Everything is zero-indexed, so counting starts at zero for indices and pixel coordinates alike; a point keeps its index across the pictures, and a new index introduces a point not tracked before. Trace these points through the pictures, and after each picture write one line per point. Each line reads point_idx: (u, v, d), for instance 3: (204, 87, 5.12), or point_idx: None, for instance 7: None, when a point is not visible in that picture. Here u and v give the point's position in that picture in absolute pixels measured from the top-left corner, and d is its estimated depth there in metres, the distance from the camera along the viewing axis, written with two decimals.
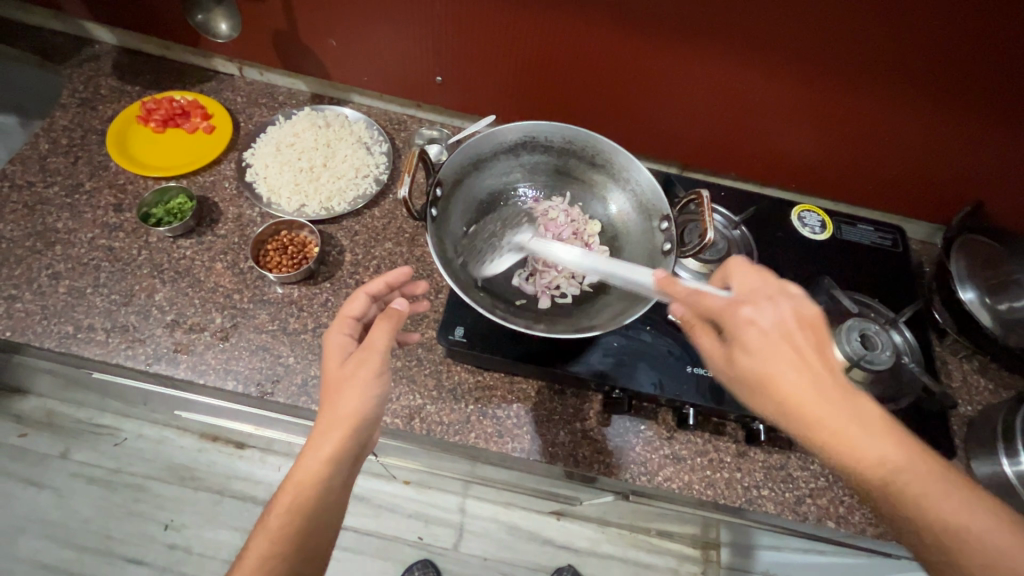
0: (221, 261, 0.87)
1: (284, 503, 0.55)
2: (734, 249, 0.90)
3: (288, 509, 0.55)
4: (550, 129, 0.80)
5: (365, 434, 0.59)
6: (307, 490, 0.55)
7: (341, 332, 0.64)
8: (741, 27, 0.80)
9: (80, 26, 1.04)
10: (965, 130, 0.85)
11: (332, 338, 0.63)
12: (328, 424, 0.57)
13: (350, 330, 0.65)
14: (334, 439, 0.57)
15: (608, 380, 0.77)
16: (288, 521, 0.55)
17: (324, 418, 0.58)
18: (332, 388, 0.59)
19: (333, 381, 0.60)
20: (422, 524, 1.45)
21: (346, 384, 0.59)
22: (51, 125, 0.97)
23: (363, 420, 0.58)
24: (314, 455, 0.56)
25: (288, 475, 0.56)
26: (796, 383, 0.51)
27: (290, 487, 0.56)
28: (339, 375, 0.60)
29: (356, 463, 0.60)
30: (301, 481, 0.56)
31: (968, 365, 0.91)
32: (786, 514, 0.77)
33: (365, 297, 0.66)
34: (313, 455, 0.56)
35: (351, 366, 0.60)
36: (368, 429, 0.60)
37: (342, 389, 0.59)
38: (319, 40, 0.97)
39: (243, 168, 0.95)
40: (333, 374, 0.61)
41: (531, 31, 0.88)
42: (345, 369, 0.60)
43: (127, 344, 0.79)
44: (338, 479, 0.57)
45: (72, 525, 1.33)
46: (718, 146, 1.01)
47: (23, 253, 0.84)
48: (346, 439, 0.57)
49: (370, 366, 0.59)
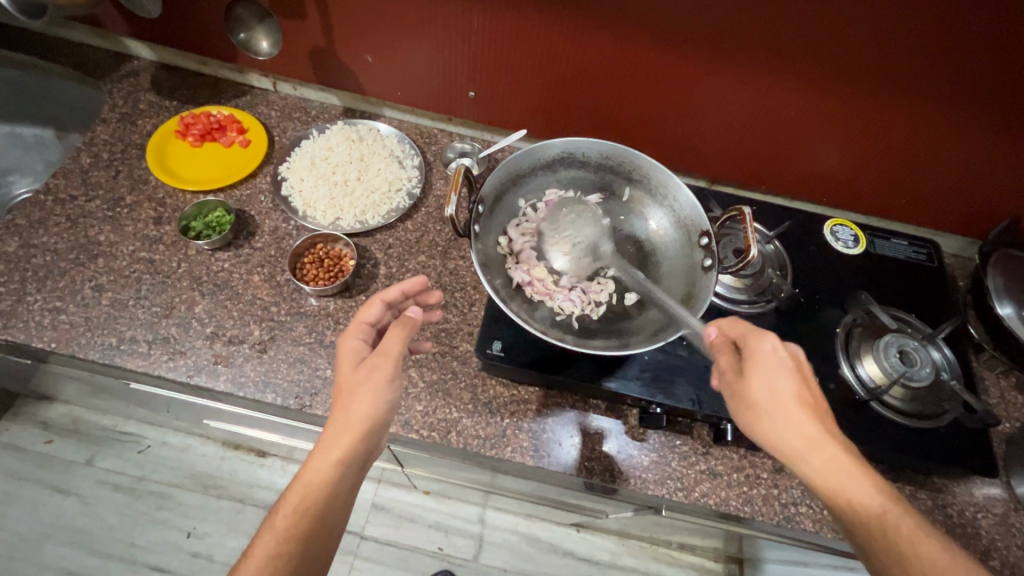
0: (258, 273, 0.89)
1: (294, 502, 0.56)
2: (768, 264, 0.91)
3: (298, 509, 0.56)
4: (588, 146, 0.81)
5: (375, 438, 0.60)
6: (317, 491, 0.56)
7: (355, 337, 0.64)
8: (772, 41, 0.80)
9: (120, 43, 1.07)
10: (1001, 142, 0.84)
11: (346, 343, 0.64)
12: (339, 426, 0.58)
13: (363, 336, 0.65)
14: (344, 440, 0.58)
15: (646, 396, 0.77)
16: (295, 520, 0.55)
17: (335, 422, 0.58)
18: (344, 392, 0.60)
19: (346, 383, 0.61)
20: (442, 535, 1.44)
21: (357, 389, 0.59)
22: (92, 139, 0.99)
23: (374, 424, 0.59)
24: (325, 456, 0.57)
25: (298, 476, 0.57)
26: (799, 418, 0.57)
27: (300, 486, 0.56)
28: (353, 379, 0.60)
29: (364, 467, 0.61)
30: (311, 482, 0.56)
31: (1005, 381, 0.90)
32: (825, 532, 0.76)
33: (380, 304, 0.67)
34: (323, 456, 0.57)
35: (364, 370, 0.61)
36: (377, 435, 0.61)
37: (354, 395, 0.59)
38: (354, 56, 0.99)
39: (279, 181, 0.96)
40: (346, 378, 0.61)
41: (566, 47, 0.89)
42: (358, 375, 0.60)
43: (168, 356, 0.80)
44: (347, 481, 0.58)
45: (97, 533, 1.34)
46: (750, 159, 1.01)
47: (66, 266, 0.86)
48: (355, 443, 0.58)
49: (383, 372, 0.60)
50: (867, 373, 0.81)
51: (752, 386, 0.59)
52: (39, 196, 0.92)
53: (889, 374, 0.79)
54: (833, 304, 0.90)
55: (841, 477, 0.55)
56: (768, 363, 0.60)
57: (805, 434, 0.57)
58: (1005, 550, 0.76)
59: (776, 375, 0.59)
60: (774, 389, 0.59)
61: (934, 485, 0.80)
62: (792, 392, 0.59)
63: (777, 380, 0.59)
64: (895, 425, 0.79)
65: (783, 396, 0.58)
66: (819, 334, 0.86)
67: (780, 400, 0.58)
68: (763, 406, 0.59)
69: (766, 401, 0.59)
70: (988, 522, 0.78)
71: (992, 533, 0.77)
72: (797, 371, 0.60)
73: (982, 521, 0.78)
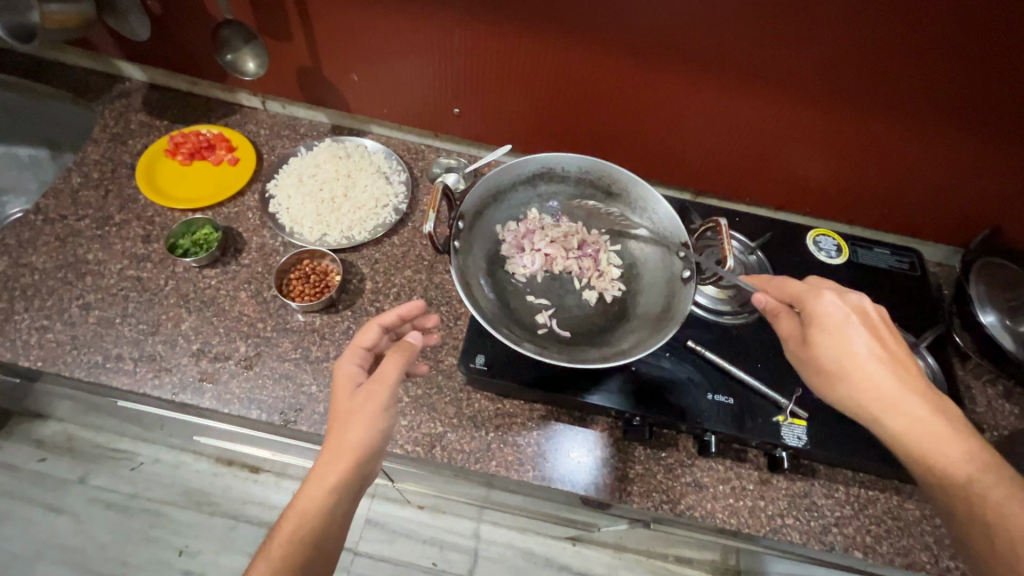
0: (245, 290, 0.89)
1: (288, 530, 0.56)
2: (750, 274, 0.92)
3: (292, 538, 0.56)
4: (568, 160, 0.83)
5: (370, 466, 0.60)
6: (310, 519, 0.56)
7: (351, 362, 0.65)
8: (750, 59, 0.82)
9: (112, 64, 1.08)
10: (977, 153, 0.86)
11: (342, 368, 0.64)
12: (333, 453, 0.58)
13: (359, 361, 0.65)
14: (339, 467, 0.58)
15: (629, 408, 0.77)
16: (290, 549, 0.55)
17: (330, 447, 0.59)
18: (340, 418, 0.60)
19: (342, 409, 0.61)
20: (436, 550, 1.43)
21: (352, 416, 0.60)
22: (83, 159, 1.01)
23: (368, 450, 0.59)
24: (319, 483, 0.57)
25: (293, 502, 0.57)
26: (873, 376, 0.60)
27: (294, 514, 0.57)
28: (348, 406, 0.61)
29: (360, 493, 0.61)
30: (305, 510, 0.57)
31: (992, 390, 0.89)
32: (812, 543, 0.75)
33: (377, 328, 0.67)
34: (317, 483, 0.57)
35: (360, 397, 0.61)
36: (372, 460, 0.60)
37: (349, 420, 0.60)
38: (340, 75, 1.00)
39: (266, 199, 0.97)
40: (342, 404, 0.62)
41: (549, 64, 0.91)
42: (353, 400, 0.61)
43: (154, 373, 0.80)
44: (341, 508, 0.58)
45: (89, 551, 1.33)
46: (733, 171, 1.03)
47: (55, 284, 0.87)
48: (349, 470, 0.58)
49: (378, 398, 0.60)
50: None
51: (816, 349, 0.63)
52: (29, 216, 0.93)
53: None
54: None
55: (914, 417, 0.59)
56: (840, 324, 0.62)
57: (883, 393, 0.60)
58: None
59: (853, 334, 0.61)
60: (842, 351, 0.61)
61: (922, 495, 0.80)
62: (864, 350, 0.61)
63: (849, 339, 0.61)
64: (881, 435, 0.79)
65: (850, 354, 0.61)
66: None
67: (850, 361, 0.61)
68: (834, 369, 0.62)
69: (835, 363, 0.61)
70: None
71: None
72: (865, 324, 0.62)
73: None
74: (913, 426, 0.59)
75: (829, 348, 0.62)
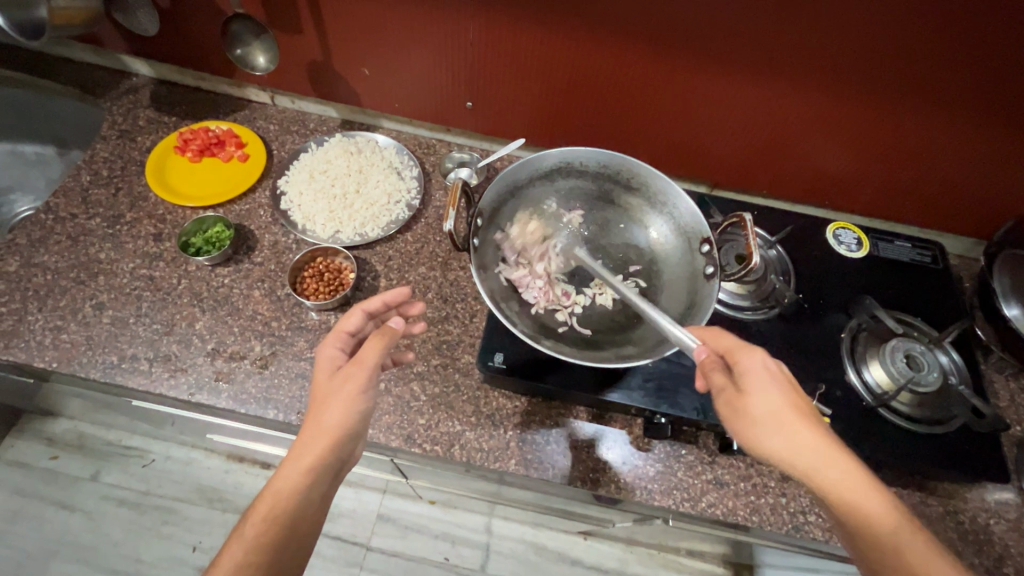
0: (259, 288, 0.88)
1: (262, 509, 0.55)
2: (771, 269, 0.90)
3: (266, 517, 0.55)
4: (586, 154, 0.82)
5: (348, 446, 0.59)
6: (286, 499, 0.55)
7: (333, 346, 0.64)
8: (766, 49, 0.80)
9: (118, 60, 1.07)
10: (1001, 142, 0.84)
11: (323, 353, 0.64)
12: (311, 434, 0.58)
13: (342, 345, 0.65)
14: (315, 448, 0.57)
15: (650, 406, 0.76)
16: (265, 529, 0.54)
17: (307, 430, 0.58)
18: (319, 401, 0.60)
19: (321, 392, 0.61)
20: (449, 545, 1.43)
21: (330, 398, 0.59)
22: (92, 157, 1.00)
23: (346, 431, 0.58)
24: (296, 463, 0.57)
25: (269, 484, 0.56)
26: (805, 433, 0.55)
27: (269, 495, 0.56)
28: (327, 388, 0.60)
29: (339, 475, 0.60)
30: (281, 491, 0.56)
31: (1015, 384, 0.88)
32: (835, 541, 0.75)
33: (361, 314, 0.67)
34: (293, 464, 0.57)
35: (339, 379, 0.60)
36: (350, 441, 0.60)
37: (326, 402, 0.59)
38: (351, 69, 0.99)
39: (278, 196, 0.96)
40: (321, 387, 0.61)
41: (563, 56, 0.89)
42: (332, 383, 0.60)
43: (170, 373, 0.80)
44: (318, 489, 0.57)
45: (102, 548, 1.33)
46: (749, 164, 1.01)
47: (68, 284, 0.86)
48: (326, 451, 0.57)
49: (356, 380, 0.60)
50: (873, 378, 0.80)
51: (752, 404, 0.57)
52: (40, 215, 0.92)
53: (896, 379, 0.78)
54: (837, 309, 0.89)
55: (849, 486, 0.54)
56: (762, 379, 0.58)
57: (814, 452, 0.54)
58: (1019, 556, 0.75)
59: (774, 390, 0.57)
60: (773, 404, 0.56)
61: (945, 491, 0.79)
62: (793, 406, 0.57)
63: (774, 394, 0.57)
64: (904, 432, 0.78)
65: (780, 407, 0.56)
66: (825, 340, 0.85)
67: (782, 414, 0.56)
68: (766, 422, 0.56)
69: (765, 416, 0.56)
70: (1001, 528, 0.77)
71: (1005, 539, 0.76)
72: (783, 382, 0.58)
73: (994, 527, 0.77)
74: (858, 495, 0.54)
75: (761, 403, 0.56)
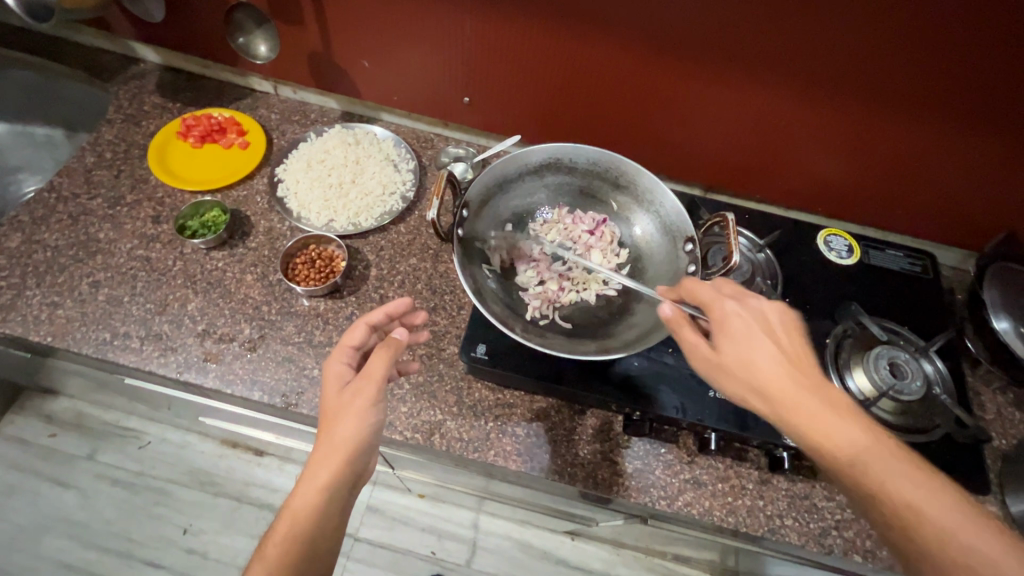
0: (251, 273, 0.90)
1: (284, 529, 0.56)
2: (758, 273, 0.91)
3: (288, 537, 0.56)
4: (576, 151, 0.82)
5: (363, 461, 0.60)
6: (305, 518, 0.57)
7: (339, 360, 0.64)
8: (760, 53, 0.81)
9: (127, 46, 1.09)
10: (996, 152, 0.83)
11: (330, 367, 0.64)
12: (325, 452, 0.58)
13: (347, 359, 0.65)
14: (331, 465, 0.58)
15: (629, 402, 0.77)
16: (287, 547, 0.56)
17: (320, 446, 0.58)
18: (330, 416, 0.60)
19: (331, 408, 0.61)
20: (435, 539, 1.44)
21: (341, 413, 0.60)
22: (97, 139, 1.02)
23: (358, 447, 0.59)
24: (312, 482, 0.57)
25: (287, 502, 0.58)
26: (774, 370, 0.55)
27: (289, 513, 0.57)
28: (337, 404, 0.61)
29: (354, 488, 0.61)
30: (299, 510, 0.57)
31: (1003, 398, 0.87)
32: (810, 545, 0.74)
33: (364, 327, 0.66)
34: (310, 482, 0.57)
35: (348, 394, 0.61)
36: (363, 457, 0.60)
37: (338, 418, 0.59)
38: (351, 61, 1.00)
39: (275, 183, 0.98)
40: (331, 402, 0.61)
41: (560, 54, 0.90)
42: (343, 397, 0.61)
43: (160, 352, 0.81)
44: (336, 504, 0.58)
45: (94, 526, 1.36)
46: (744, 167, 1.01)
47: (66, 262, 0.88)
48: (342, 467, 0.58)
49: (366, 394, 0.60)
50: (857, 384, 0.79)
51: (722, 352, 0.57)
52: (43, 194, 0.95)
53: (878, 386, 0.77)
54: (823, 314, 0.89)
55: (822, 425, 0.53)
56: (743, 329, 0.58)
57: (783, 390, 0.54)
58: None
59: (756, 339, 0.57)
60: (746, 353, 0.56)
61: None
62: (766, 352, 0.56)
63: (751, 343, 0.57)
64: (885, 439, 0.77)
65: (755, 353, 0.56)
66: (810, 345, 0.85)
67: (752, 360, 0.56)
68: (733, 368, 0.56)
69: (733, 363, 0.56)
70: None
71: None
72: (765, 329, 0.58)
73: None
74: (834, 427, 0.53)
75: (733, 350, 0.57)
